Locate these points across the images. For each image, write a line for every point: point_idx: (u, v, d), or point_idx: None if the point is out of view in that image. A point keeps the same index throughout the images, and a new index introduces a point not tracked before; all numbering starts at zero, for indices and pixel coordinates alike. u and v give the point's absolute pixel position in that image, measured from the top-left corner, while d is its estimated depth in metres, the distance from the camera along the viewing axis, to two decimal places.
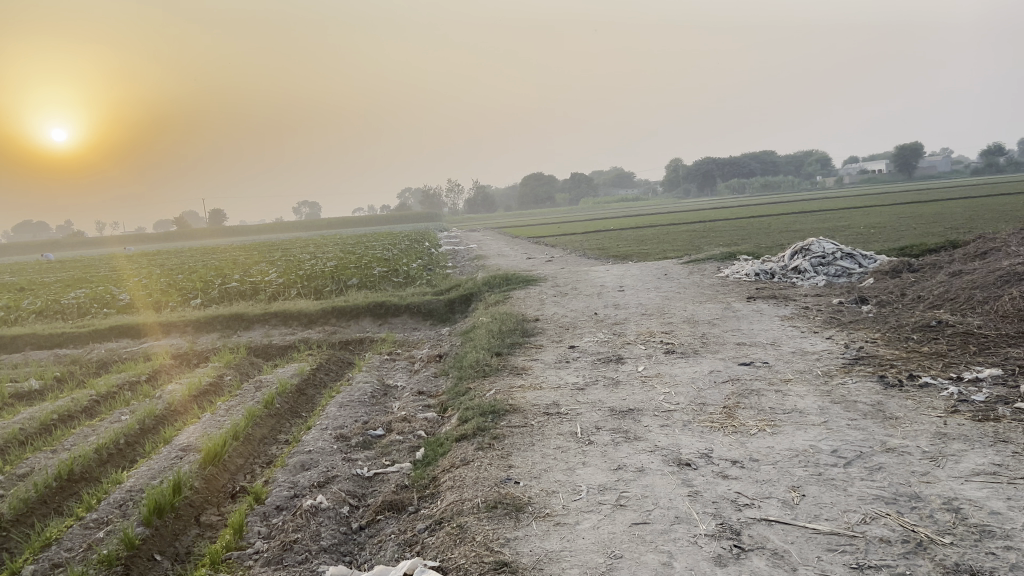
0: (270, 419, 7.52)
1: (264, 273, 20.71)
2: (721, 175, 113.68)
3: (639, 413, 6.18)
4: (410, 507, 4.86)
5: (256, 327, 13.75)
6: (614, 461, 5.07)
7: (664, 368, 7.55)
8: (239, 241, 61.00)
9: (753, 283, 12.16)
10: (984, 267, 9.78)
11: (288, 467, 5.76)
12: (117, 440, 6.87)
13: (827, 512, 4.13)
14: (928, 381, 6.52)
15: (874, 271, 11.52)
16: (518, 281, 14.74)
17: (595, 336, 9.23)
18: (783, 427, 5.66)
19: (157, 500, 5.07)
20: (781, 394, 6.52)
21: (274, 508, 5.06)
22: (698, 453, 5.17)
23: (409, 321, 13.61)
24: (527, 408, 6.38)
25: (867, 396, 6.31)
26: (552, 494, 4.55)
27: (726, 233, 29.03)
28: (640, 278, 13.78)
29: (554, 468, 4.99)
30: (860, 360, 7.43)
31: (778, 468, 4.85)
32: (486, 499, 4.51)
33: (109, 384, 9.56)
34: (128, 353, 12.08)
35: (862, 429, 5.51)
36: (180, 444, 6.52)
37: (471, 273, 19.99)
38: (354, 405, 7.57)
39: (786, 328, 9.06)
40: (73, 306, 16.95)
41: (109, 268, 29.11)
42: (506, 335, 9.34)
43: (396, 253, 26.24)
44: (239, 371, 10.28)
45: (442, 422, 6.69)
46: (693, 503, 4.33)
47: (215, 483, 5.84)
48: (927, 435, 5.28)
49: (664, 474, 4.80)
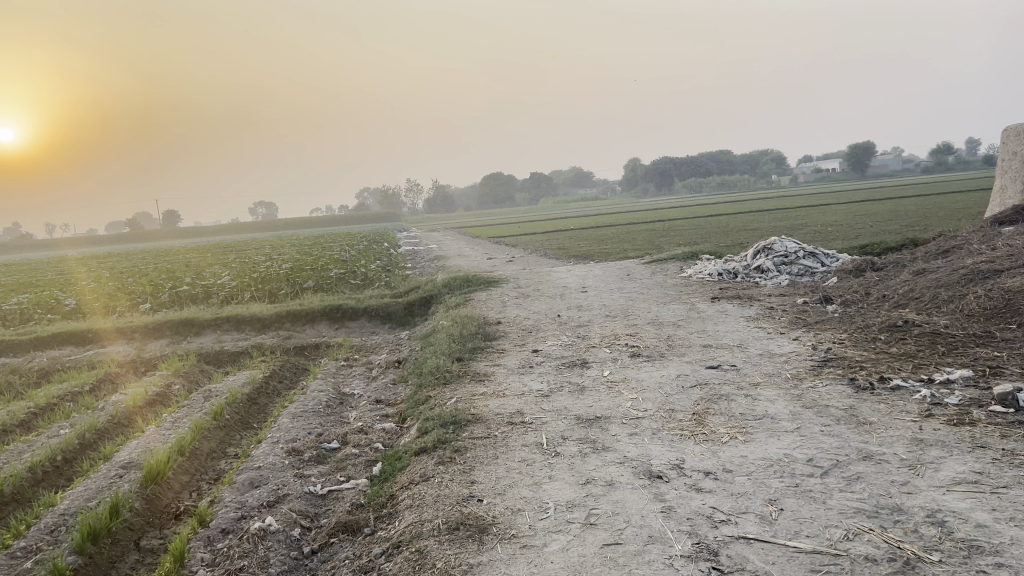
0: (219, 431, 7.15)
1: (217, 276, 20.13)
2: (679, 174, 114.53)
3: (606, 421, 5.93)
4: (366, 529, 4.56)
5: (207, 333, 13.26)
6: (582, 474, 4.81)
7: (631, 373, 7.32)
8: (192, 242, 59.81)
9: (716, 283, 12.01)
10: (947, 266, 9.73)
11: (235, 485, 5.42)
12: (53, 457, 6.44)
13: (808, 528, 3.92)
14: (899, 384, 6.37)
15: (837, 271, 11.44)
16: (478, 282, 14.46)
17: (559, 340, 8.98)
18: (755, 435, 5.45)
19: (91, 525, 4.70)
20: (751, 399, 6.33)
21: (219, 531, 4.71)
22: (669, 464, 4.93)
23: (367, 325, 13.24)
24: (489, 418, 6.10)
25: (838, 400, 6.14)
26: (518, 513, 4.28)
27: (683, 232, 29.06)
28: (603, 278, 13.58)
29: (519, 483, 4.71)
30: (830, 362, 7.27)
31: (753, 480, 4.63)
32: (448, 519, 4.23)
33: (49, 396, 9.07)
34: (71, 362, 11.55)
35: (836, 436, 5.32)
36: (120, 461, 6.12)
37: (431, 274, 19.67)
38: (308, 416, 7.22)
39: (752, 328, 8.90)
40: (15, 311, 16.25)
41: (55, 272, 27.85)
42: (467, 340, 9.05)
43: (354, 253, 25.79)
44: (188, 380, 9.84)
45: (400, 433, 6.38)
46: (666, 520, 4.09)
47: (157, 503, 5.48)
48: (903, 442, 5.11)
49: (635, 488, 4.55)
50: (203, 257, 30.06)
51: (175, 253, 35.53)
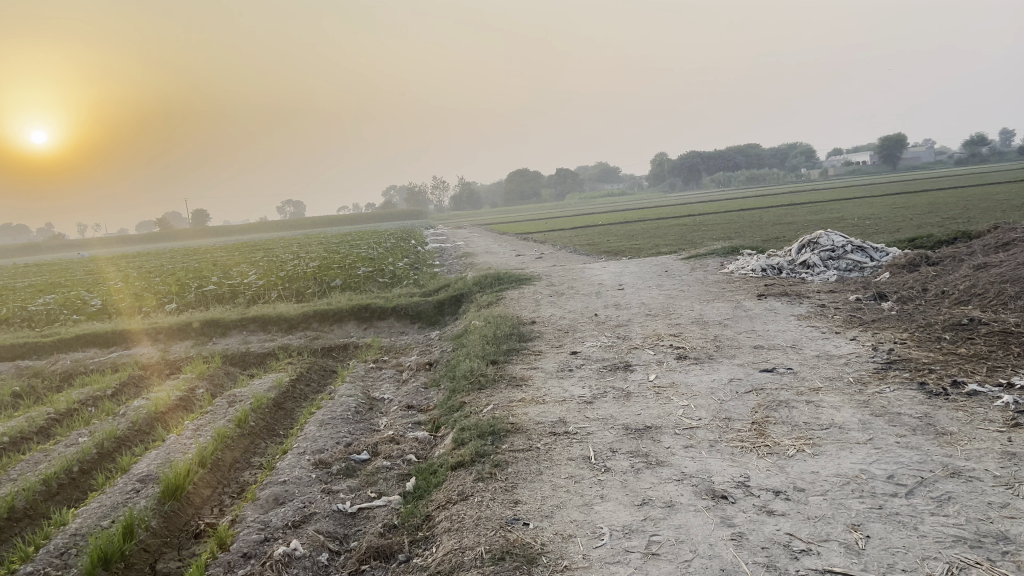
0: (243, 440, 6.78)
1: (243, 275, 19.89)
2: (706, 167, 113.36)
3: (657, 431, 5.46)
4: (400, 555, 4.14)
5: (233, 334, 12.93)
6: (637, 494, 4.35)
7: (679, 377, 6.83)
8: (217, 242, 59.97)
9: (759, 279, 11.48)
10: (1012, 259, 9.12)
11: (259, 502, 5.03)
12: (70, 469, 6.11)
13: (902, 561, 3.44)
14: (976, 389, 5.84)
15: (889, 266, 10.87)
16: (509, 280, 14.01)
17: (598, 341, 8.51)
18: (825, 447, 4.96)
19: (102, 549, 4.31)
20: (814, 406, 5.82)
21: (240, 556, 4.31)
22: (734, 482, 4.46)
23: (396, 325, 12.86)
24: (530, 427, 5.66)
25: (911, 407, 5.63)
26: (569, 540, 3.84)
27: (715, 227, 28.42)
28: (639, 275, 13.09)
29: (568, 504, 4.26)
30: (894, 365, 6.73)
31: (829, 500, 4.15)
32: (491, 548, 3.79)
33: (70, 401, 8.75)
34: (95, 364, 11.29)
35: (915, 449, 4.81)
36: (137, 474, 5.76)
37: (459, 272, 19.26)
38: (336, 424, 6.81)
39: (804, 327, 8.39)
40: (41, 312, 16.08)
41: (84, 273, 27.78)
42: (501, 341, 8.60)
43: (381, 251, 25.43)
44: (212, 384, 9.49)
45: (434, 443, 5.96)
46: (739, 551, 3.62)
47: (176, 521, 5.11)
48: (993, 456, 4.59)
49: (698, 511, 4.08)
50: (230, 256, 29.85)
51: (201, 253, 35.42)
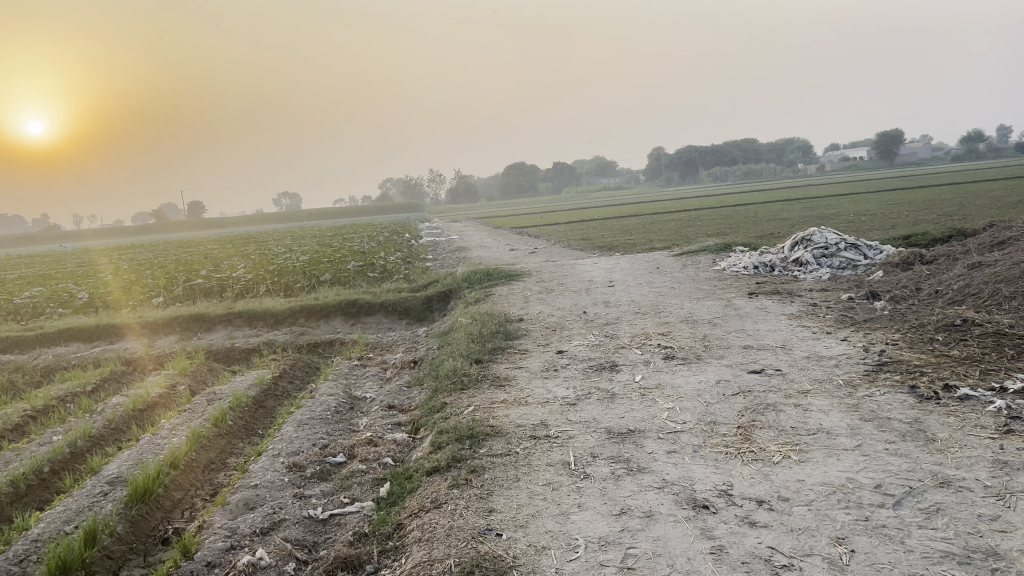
0: (220, 440, 6.62)
1: (233, 268, 19.66)
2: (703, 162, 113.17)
3: (640, 435, 5.31)
4: (368, 566, 3.99)
5: (218, 329, 12.75)
6: (615, 503, 4.20)
7: (665, 378, 6.68)
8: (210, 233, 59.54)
9: (751, 277, 11.33)
10: (1006, 258, 8.98)
11: (228, 507, 4.88)
12: (39, 469, 5.95)
13: None
14: (969, 393, 5.70)
15: (882, 264, 10.73)
16: (499, 276, 13.83)
17: (585, 339, 8.36)
18: (811, 454, 4.81)
19: (62, 556, 4.15)
20: (802, 410, 5.67)
21: (204, 565, 4.15)
22: (716, 491, 4.31)
23: (383, 321, 12.71)
24: (510, 431, 5.50)
25: (901, 412, 5.48)
26: (542, 552, 3.69)
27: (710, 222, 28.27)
28: (629, 271, 12.93)
29: (544, 514, 4.11)
30: (885, 368, 6.58)
31: (813, 511, 4.01)
32: (461, 560, 3.64)
33: (47, 398, 8.57)
34: (77, 359, 11.12)
35: (904, 456, 4.67)
36: (106, 476, 5.60)
37: (451, 266, 19.10)
38: (315, 424, 6.66)
39: (795, 327, 8.25)
40: (27, 306, 15.88)
41: (73, 265, 27.35)
42: (486, 340, 8.44)
43: (374, 245, 25.18)
44: (194, 380, 9.33)
45: (412, 446, 5.81)
46: (718, 565, 3.47)
47: (143, 526, 4.95)
48: (985, 465, 4.44)
49: (678, 522, 3.94)
50: (221, 249, 29.54)
51: (193, 245, 35.14)
